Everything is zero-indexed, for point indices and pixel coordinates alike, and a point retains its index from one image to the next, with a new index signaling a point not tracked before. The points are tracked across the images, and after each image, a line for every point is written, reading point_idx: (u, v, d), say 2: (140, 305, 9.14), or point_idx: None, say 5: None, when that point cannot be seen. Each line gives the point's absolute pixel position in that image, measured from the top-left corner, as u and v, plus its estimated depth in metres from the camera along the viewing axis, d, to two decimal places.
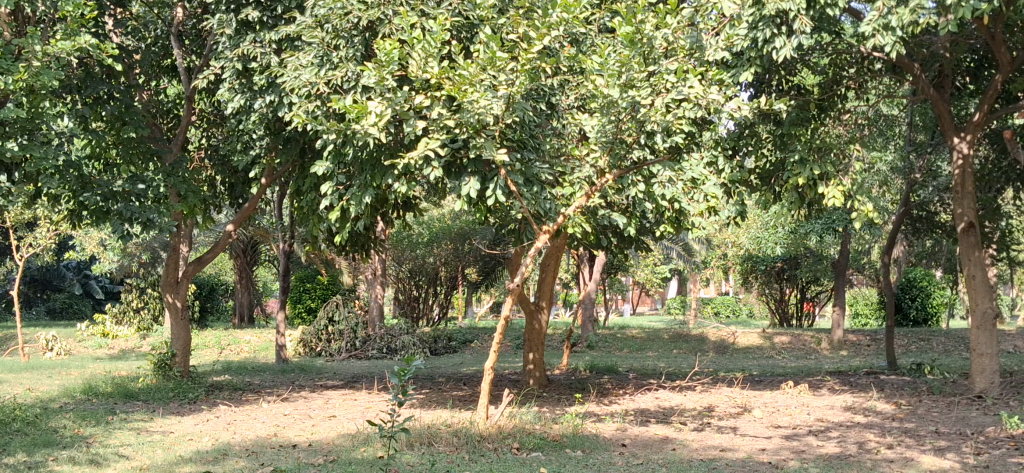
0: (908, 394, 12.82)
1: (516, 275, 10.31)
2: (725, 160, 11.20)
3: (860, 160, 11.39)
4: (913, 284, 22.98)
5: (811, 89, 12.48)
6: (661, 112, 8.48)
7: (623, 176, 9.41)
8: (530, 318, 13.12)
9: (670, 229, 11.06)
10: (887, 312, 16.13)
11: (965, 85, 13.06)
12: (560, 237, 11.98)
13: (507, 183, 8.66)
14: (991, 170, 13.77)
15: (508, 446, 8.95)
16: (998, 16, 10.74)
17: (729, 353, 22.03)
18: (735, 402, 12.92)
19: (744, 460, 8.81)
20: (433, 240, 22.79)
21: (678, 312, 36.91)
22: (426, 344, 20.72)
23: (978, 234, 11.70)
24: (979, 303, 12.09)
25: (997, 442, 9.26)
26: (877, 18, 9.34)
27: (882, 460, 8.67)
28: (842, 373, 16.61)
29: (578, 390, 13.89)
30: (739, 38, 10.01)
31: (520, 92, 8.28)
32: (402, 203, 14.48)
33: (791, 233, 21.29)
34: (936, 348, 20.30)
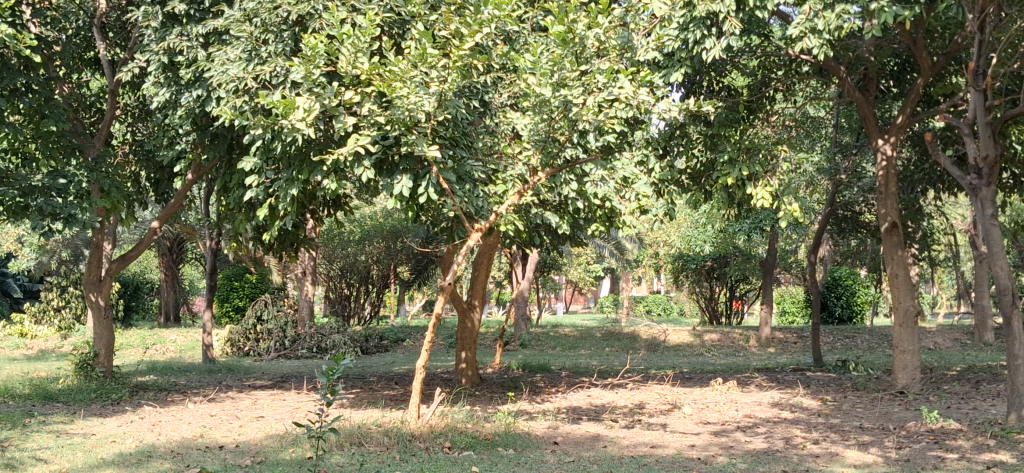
0: (833, 390, 13.05)
1: (448, 273, 10.18)
2: (656, 160, 11.26)
3: (788, 161, 11.55)
4: (838, 282, 23.47)
5: (741, 90, 12.61)
6: (592, 112, 8.47)
7: (555, 175, 9.36)
8: (462, 316, 13.00)
9: (602, 227, 11.04)
10: (813, 311, 16.36)
11: (889, 89, 13.33)
12: (490, 237, 11.92)
13: (439, 180, 8.52)
14: (913, 171, 14.08)
15: (440, 445, 8.83)
16: (919, 22, 10.98)
17: (660, 351, 22.20)
18: (665, 399, 12.99)
19: (674, 457, 8.84)
20: (365, 237, 22.58)
21: (609, 311, 36.99)
22: (358, 343, 20.50)
23: (900, 234, 11.92)
24: (901, 301, 12.35)
25: (917, 436, 9.44)
26: (804, 21, 9.46)
27: (808, 455, 8.78)
28: (770, 370, 16.84)
29: (511, 389, 13.83)
30: (671, 39, 10.10)
31: (453, 89, 8.15)
32: (332, 200, 14.25)
33: (721, 231, 21.55)
34: (860, 345, 20.74)
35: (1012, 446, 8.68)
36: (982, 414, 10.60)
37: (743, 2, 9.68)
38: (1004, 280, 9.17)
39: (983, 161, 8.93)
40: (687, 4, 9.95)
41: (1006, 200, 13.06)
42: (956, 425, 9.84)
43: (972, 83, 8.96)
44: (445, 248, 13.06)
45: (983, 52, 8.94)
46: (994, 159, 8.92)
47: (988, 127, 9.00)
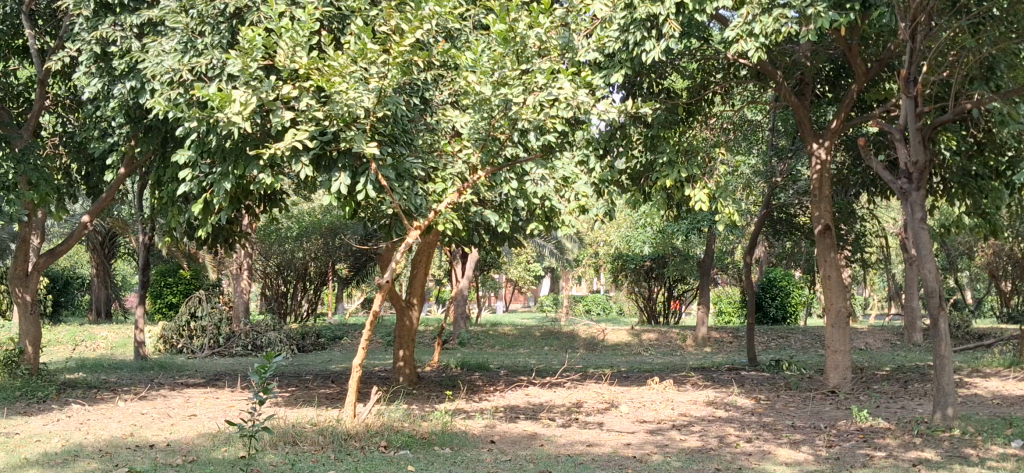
0: (766, 390, 13.23)
1: (387, 271, 10.06)
2: (596, 160, 11.30)
3: (726, 164, 11.68)
4: (773, 283, 23.83)
5: (681, 93, 12.72)
6: (532, 111, 8.47)
7: (496, 174, 9.32)
8: (400, 314, 12.89)
9: (542, 227, 11.03)
10: (749, 312, 16.56)
11: (824, 93, 13.55)
12: (430, 234, 11.85)
13: (379, 177, 8.42)
14: (846, 174, 14.34)
15: (375, 444, 8.73)
16: (854, 28, 11.19)
17: (599, 350, 22.31)
18: (602, 398, 13.05)
19: (609, 455, 8.87)
20: (303, 234, 22.32)
21: (549, 310, 36.88)
22: (294, 341, 20.27)
23: (833, 236, 12.12)
24: (834, 302, 12.55)
25: (847, 435, 9.60)
26: (741, 25, 9.60)
27: (740, 454, 8.87)
28: (706, 370, 17.01)
29: (448, 387, 13.78)
30: (611, 40, 10.18)
31: (392, 86, 8.07)
32: (269, 197, 14.03)
33: (659, 232, 21.74)
34: (794, 345, 21.09)
35: (937, 444, 8.89)
36: (908, 413, 10.84)
37: (683, 5, 9.74)
38: (932, 283, 9.36)
39: (914, 166, 9.12)
40: (627, 7, 10.03)
41: (935, 204, 13.37)
42: (884, 424, 10.03)
43: (903, 89, 9.14)
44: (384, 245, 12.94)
45: (914, 59, 9.13)
46: (923, 164, 9.12)
47: (918, 133, 9.19)
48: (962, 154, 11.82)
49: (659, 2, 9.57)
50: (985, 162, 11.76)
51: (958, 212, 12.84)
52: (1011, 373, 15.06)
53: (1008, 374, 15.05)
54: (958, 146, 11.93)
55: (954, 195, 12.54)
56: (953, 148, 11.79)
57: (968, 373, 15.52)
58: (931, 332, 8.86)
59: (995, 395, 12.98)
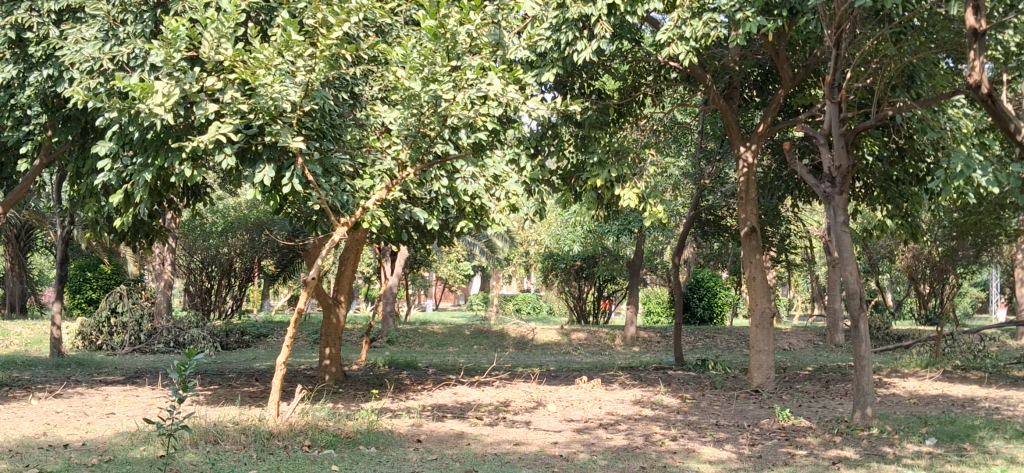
0: (692, 389, 13.32)
1: (311, 267, 9.78)
2: (526, 159, 11.18)
3: (655, 165, 11.72)
4: (701, 284, 24.08)
5: (612, 94, 12.72)
6: (461, 107, 8.34)
7: (425, 171, 9.17)
8: (326, 313, 12.58)
9: (471, 225, 10.91)
10: (675, 312, 16.44)
11: (752, 98, 13.69)
12: (357, 231, 11.64)
13: (305, 172, 8.13)
14: (773, 178, 14.52)
15: (298, 443, 8.51)
16: (781, 34, 11.32)
17: (528, 350, 22.30)
18: (529, 397, 13.00)
19: (536, 454, 8.82)
20: (228, 229, 21.85)
21: (479, 308, 36.74)
22: (217, 338, 19.82)
23: (759, 237, 12.17)
24: (759, 303, 12.65)
25: (770, 433, 9.70)
26: (672, 28, 9.65)
27: (666, 452, 8.88)
28: (633, 368, 17.10)
29: (374, 386, 13.56)
30: (543, 39, 10.11)
31: (319, 79, 7.84)
32: (191, 191, 13.64)
33: (590, 232, 21.80)
34: (720, 345, 21.35)
35: (857, 442, 9.03)
36: (830, 411, 11.02)
37: (615, 6, 9.70)
38: (855, 285, 9.46)
39: (838, 171, 9.21)
40: (560, 6, 9.97)
41: (857, 208, 13.62)
42: (806, 423, 10.17)
43: (828, 94, 9.20)
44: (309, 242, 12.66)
45: (839, 66, 9.24)
46: (847, 169, 9.22)
47: (842, 138, 9.29)
48: (884, 160, 12.06)
49: (591, 3, 9.54)
50: (906, 168, 11.99)
51: (879, 216, 13.11)
52: (927, 373, 15.43)
53: (923, 374, 15.42)
54: (881, 152, 12.16)
55: (876, 199, 12.79)
56: (876, 153, 12.06)
57: (887, 373, 15.86)
58: (853, 333, 8.94)
59: (912, 394, 13.27)
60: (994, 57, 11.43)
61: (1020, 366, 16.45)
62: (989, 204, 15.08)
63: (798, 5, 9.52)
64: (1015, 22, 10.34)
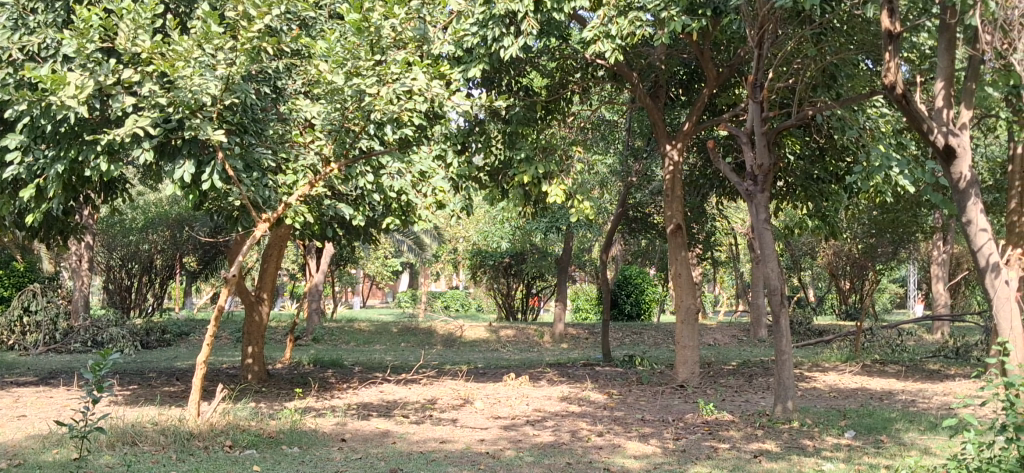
0: (618, 385, 13.38)
1: (232, 265, 9.50)
2: (454, 155, 10.82)
3: (582, 162, 11.71)
4: (629, 280, 24.26)
5: (540, 90, 12.65)
6: (386, 101, 8.12)
7: (350, 167, 8.99)
8: (249, 311, 12.23)
9: (398, 221, 10.47)
10: (602, 309, 16.46)
11: (678, 96, 13.74)
12: (280, 228, 11.38)
13: (226, 167, 7.82)
14: (698, 175, 14.63)
15: (219, 444, 8.23)
16: (706, 33, 11.39)
17: (456, 347, 22.17)
18: (456, 394, 12.89)
19: (462, 452, 8.71)
20: (149, 225, 21.27)
21: (407, 306, 36.41)
22: (137, 337, 19.28)
23: (684, 234, 12.23)
24: (684, 299, 12.72)
25: (693, 427, 9.76)
26: (598, 25, 9.62)
27: (592, 447, 8.88)
28: (560, 365, 17.12)
29: (298, 384, 13.30)
30: (470, 35, 9.89)
31: (241, 73, 7.51)
32: (108, 186, 13.17)
33: (518, 229, 21.76)
34: (647, 341, 21.52)
35: (778, 435, 9.13)
36: (752, 405, 11.14)
37: (542, 3, 9.62)
38: (776, 282, 9.56)
39: (759, 169, 9.30)
40: (487, 1, 9.78)
41: (780, 206, 13.79)
42: (729, 417, 10.26)
43: (751, 94, 9.22)
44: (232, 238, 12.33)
45: (761, 66, 9.28)
46: (768, 168, 9.30)
47: (764, 137, 9.34)
48: (806, 159, 12.21)
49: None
50: (827, 166, 12.16)
51: (800, 213, 13.31)
52: (847, 367, 15.74)
53: (843, 368, 15.72)
54: (803, 151, 12.31)
55: (797, 197, 12.97)
56: (797, 152, 12.26)
57: (808, 367, 16.14)
58: (774, 329, 9.01)
59: (832, 388, 13.51)
60: (909, 58, 11.71)
61: (935, 359, 16.88)
62: (906, 202, 15.43)
63: (722, 5, 9.54)
64: (927, 25, 10.59)
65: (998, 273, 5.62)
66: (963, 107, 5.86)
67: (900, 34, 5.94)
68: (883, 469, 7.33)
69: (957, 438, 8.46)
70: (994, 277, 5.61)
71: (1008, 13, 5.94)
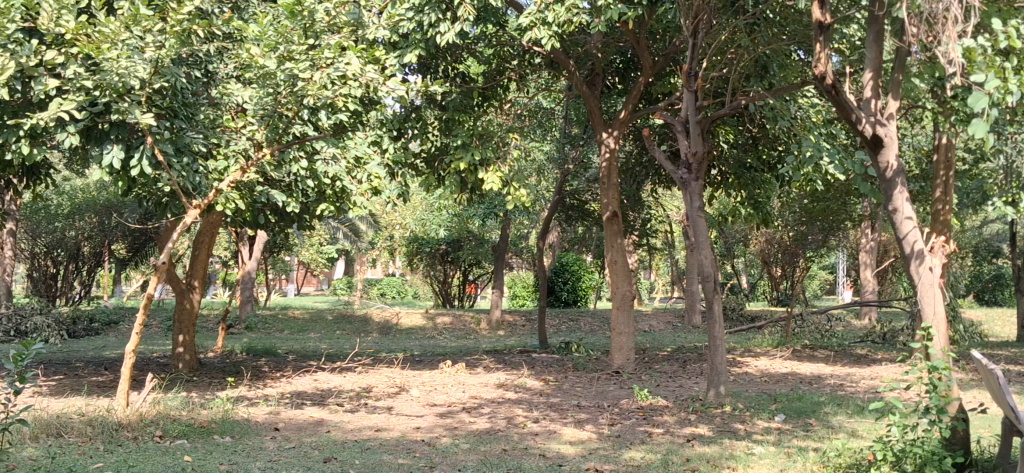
0: (554, 371, 13.40)
1: (162, 252, 9.24)
2: (390, 141, 10.66)
3: (518, 149, 11.67)
4: (565, 268, 24.35)
5: (476, 77, 12.55)
6: (318, 86, 8.05)
7: (283, 153, 8.79)
8: (179, 298, 11.91)
9: (333, 208, 10.24)
10: (539, 296, 16.47)
11: (614, 85, 13.76)
12: (212, 215, 11.15)
13: (156, 152, 7.50)
14: (634, 163, 14.69)
15: (149, 434, 8.01)
16: (642, 22, 11.43)
17: (392, 334, 22.03)
18: (392, 382, 12.79)
19: (398, 439, 8.63)
20: (75, 212, 20.68)
21: (342, 293, 36.04)
22: (63, 326, 18.75)
23: (620, 222, 12.25)
24: (621, 286, 12.76)
25: (628, 413, 9.82)
26: (535, 13, 9.56)
27: (528, 434, 8.87)
28: (497, 352, 17.10)
29: (230, 373, 13.06)
30: (405, 20, 9.69)
31: (171, 57, 7.25)
32: (30, 171, 12.73)
33: (455, 216, 21.68)
34: (583, 328, 21.64)
35: (710, 420, 9.23)
36: (686, 390, 11.26)
37: None
38: (710, 270, 9.62)
39: (693, 157, 9.33)
40: None
41: (714, 194, 13.91)
42: (663, 402, 10.35)
43: (686, 83, 9.22)
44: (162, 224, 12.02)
45: (696, 55, 9.30)
46: (703, 155, 9.34)
47: (698, 124, 9.38)
48: (739, 147, 12.31)
49: None
50: (759, 154, 12.29)
51: (733, 201, 13.45)
52: (778, 352, 16.00)
53: (774, 353, 15.99)
54: (736, 140, 12.41)
55: (731, 186, 13.10)
56: (730, 141, 12.39)
57: (740, 353, 16.38)
58: (708, 315, 9.06)
59: (764, 373, 13.73)
60: (839, 49, 11.89)
61: (863, 344, 17.27)
62: (836, 191, 15.73)
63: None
64: (856, 16, 10.78)
65: (922, 260, 5.67)
66: (891, 98, 5.95)
67: (830, 25, 6.04)
68: (812, 451, 7.45)
69: (883, 421, 8.64)
70: (918, 264, 5.68)
71: (932, 7, 6.03)
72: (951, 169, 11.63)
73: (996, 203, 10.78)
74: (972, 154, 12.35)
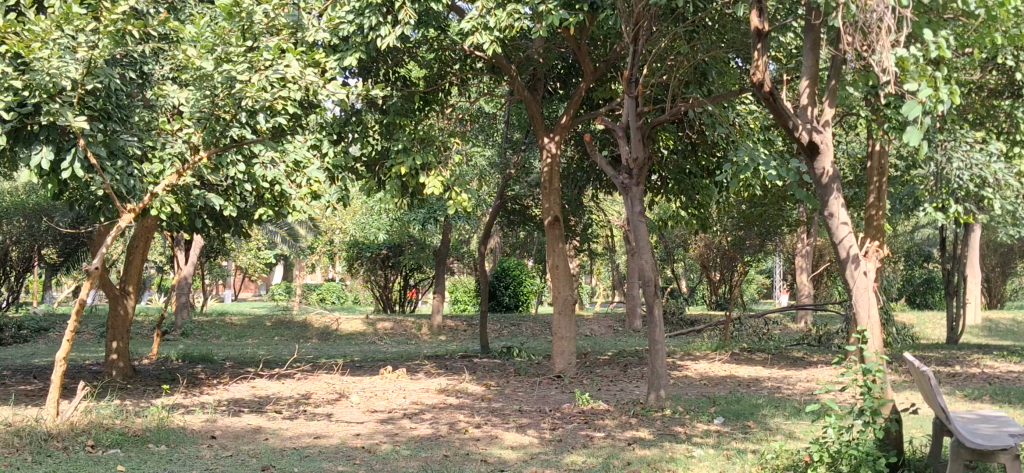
0: (496, 376, 13.33)
1: (94, 257, 8.93)
2: (330, 145, 10.42)
3: (459, 153, 11.56)
4: (507, 272, 24.33)
5: (417, 81, 12.42)
6: (256, 88, 7.86)
7: (221, 156, 8.57)
8: (113, 304, 11.54)
9: (271, 212, 10.06)
10: (480, 301, 16.38)
11: (555, 90, 13.73)
12: (146, 219, 10.85)
13: (87, 155, 7.24)
14: (576, 169, 14.71)
15: (80, 444, 7.74)
16: (583, 28, 11.43)
17: (332, 340, 21.74)
18: (332, 389, 12.61)
19: (338, 447, 8.49)
20: (3, 215, 20.03)
21: (281, 299, 35.54)
22: None
23: (562, 227, 12.22)
24: (562, 291, 12.75)
25: (570, 417, 9.80)
26: (477, 17, 9.48)
27: (469, 439, 8.79)
28: (438, 357, 16.98)
29: (164, 380, 12.74)
30: (345, 23, 9.50)
31: (105, 57, 7.03)
32: None
33: (395, 220, 21.51)
34: (525, 332, 21.60)
35: (651, 423, 9.25)
36: (627, 394, 11.27)
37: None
38: (650, 274, 9.63)
39: (634, 163, 9.32)
40: None
41: (654, 198, 13.96)
42: (604, 406, 10.35)
43: (626, 87, 9.20)
44: (94, 226, 11.65)
45: (636, 61, 9.30)
46: (644, 161, 9.33)
47: (638, 131, 9.40)
48: (679, 153, 12.37)
49: None
50: (698, 161, 12.35)
51: (673, 206, 13.52)
52: (717, 355, 16.16)
53: (713, 356, 16.13)
54: (676, 146, 12.45)
55: (670, 191, 13.16)
56: (670, 147, 12.44)
57: (680, 356, 16.49)
58: (649, 320, 9.05)
59: (703, 376, 13.83)
60: (777, 57, 12.07)
61: (799, 347, 17.51)
62: (773, 196, 15.93)
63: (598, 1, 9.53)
64: (793, 25, 10.89)
65: (856, 264, 5.72)
66: (826, 106, 6.01)
67: (768, 34, 6.07)
68: (750, 453, 7.50)
69: (819, 423, 8.75)
70: (853, 268, 5.71)
71: (866, 16, 6.08)
72: (884, 176, 11.81)
73: (927, 208, 10.99)
74: (905, 161, 12.58)
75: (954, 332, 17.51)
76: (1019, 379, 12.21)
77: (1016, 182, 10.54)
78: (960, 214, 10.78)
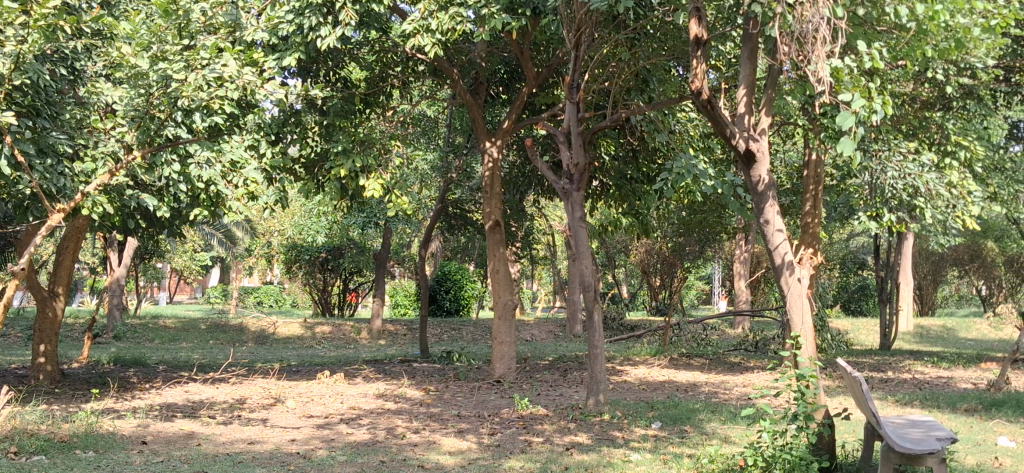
0: (435, 381, 13.20)
1: (21, 257, 8.61)
2: (268, 146, 10.18)
3: (400, 156, 11.43)
4: (447, 277, 24.21)
5: (358, 83, 12.25)
6: (192, 87, 7.62)
7: (155, 156, 8.29)
8: (40, 306, 11.10)
9: (206, 214, 9.82)
10: (420, 305, 16.23)
11: (498, 94, 13.67)
12: (76, 219, 10.45)
13: (16, 151, 6.92)
14: (517, 174, 14.66)
15: (2, 450, 7.40)
16: (525, 33, 11.37)
17: (268, 344, 21.37)
18: (267, 393, 12.36)
19: (272, 452, 8.31)
20: None
21: (217, 301, 34.88)
22: None
23: (503, 231, 12.10)
24: (503, 295, 12.64)
25: (509, 422, 9.74)
26: (419, 19, 9.36)
27: (407, 445, 8.67)
28: (377, 362, 16.77)
29: (94, 385, 12.35)
30: (284, 23, 9.27)
31: (34, 51, 6.76)
32: None
33: (334, 223, 21.22)
34: (465, 337, 21.47)
35: (590, 428, 9.23)
36: (566, 400, 11.25)
37: None
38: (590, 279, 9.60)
39: (575, 169, 9.27)
40: None
41: (596, 203, 13.96)
42: (543, 411, 10.31)
43: (569, 91, 9.13)
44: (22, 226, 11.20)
45: (577, 67, 9.25)
46: (585, 166, 9.29)
47: (579, 136, 9.35)
48: (621, 159, 12.39)
49: None
50: (640, 167, 12.37)
51: (614, 212, 13.53)
52: (655, 361, 16.21)
53: (652, 361, 16.19)
54: (617, 152, 12.47)
55: (611, 197, 13.16)
56: (611, 153, 12.45)
57: (619, 361, 16.51)
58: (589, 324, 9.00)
59: (642, 381, 13.87)
60: (716, 66, 12.18)
61: (737, 352, 17.68)
62: (712, 203, 16.07)
63: (542, 6, 9.48)
64: (733, 34, 10.97)
65: (791, 271, 5.74)
66: (763, 115, 6.02)
67: (708, 41, 6.06)
68: (687, 458, 7.52)
69: (754, 427, 8.82)
70: (788, 275, 5.72)
71: (803, 27, 6.09)
72: (820, 184, 12.02)
73: (862, 217, 11.25)
74: (840, 170, 12.76)
75: (887, 338, 17.85)
76: (948, 384, 12.45)
77: (947, 191, 10.77)
78: (892, 222, 11.02)
